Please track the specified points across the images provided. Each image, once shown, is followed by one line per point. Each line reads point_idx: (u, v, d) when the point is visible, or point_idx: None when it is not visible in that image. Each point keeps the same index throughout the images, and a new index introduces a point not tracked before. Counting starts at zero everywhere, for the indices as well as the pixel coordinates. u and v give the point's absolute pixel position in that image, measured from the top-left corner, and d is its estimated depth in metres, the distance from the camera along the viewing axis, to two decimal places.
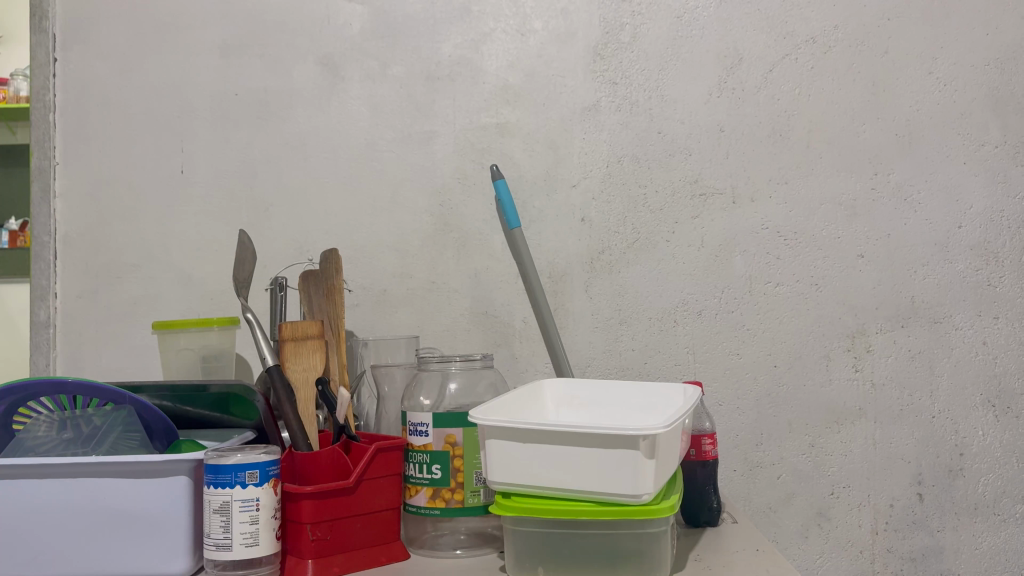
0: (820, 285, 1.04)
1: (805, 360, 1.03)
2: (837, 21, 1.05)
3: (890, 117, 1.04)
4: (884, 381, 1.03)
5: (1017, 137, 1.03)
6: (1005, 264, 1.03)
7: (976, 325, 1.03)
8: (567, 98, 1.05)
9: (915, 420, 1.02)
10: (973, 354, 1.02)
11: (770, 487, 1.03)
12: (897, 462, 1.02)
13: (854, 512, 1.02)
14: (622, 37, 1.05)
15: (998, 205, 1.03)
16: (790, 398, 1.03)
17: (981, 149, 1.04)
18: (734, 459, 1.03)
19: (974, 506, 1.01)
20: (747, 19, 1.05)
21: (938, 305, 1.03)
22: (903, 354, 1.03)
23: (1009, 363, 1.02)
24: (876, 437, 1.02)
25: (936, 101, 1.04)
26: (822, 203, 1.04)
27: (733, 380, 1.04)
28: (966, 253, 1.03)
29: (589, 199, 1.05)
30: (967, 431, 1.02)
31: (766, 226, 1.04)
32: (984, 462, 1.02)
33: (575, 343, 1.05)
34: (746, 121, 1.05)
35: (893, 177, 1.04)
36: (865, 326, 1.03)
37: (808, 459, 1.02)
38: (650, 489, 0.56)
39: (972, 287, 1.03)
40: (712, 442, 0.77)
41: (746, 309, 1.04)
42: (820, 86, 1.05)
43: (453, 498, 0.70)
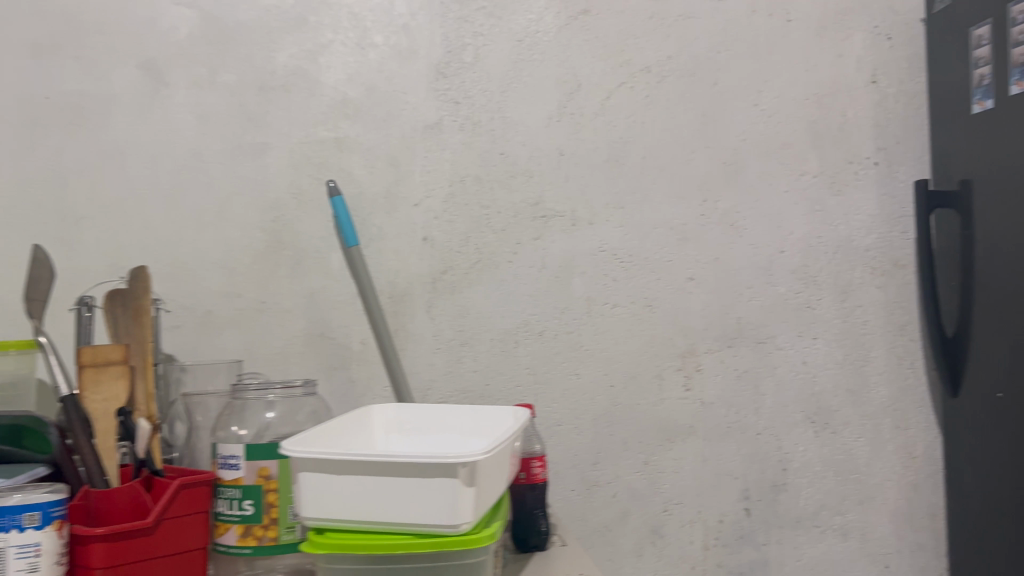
0: (653, 306, 1.06)
1: (639, 379, 1.06)
2: (671, 53, 1.08)
3: (718, 147, 1.08)
4: (713, 400, 1.06)
5: (833, 168, 1.10)
6: (822, 287, 1.09)
7: (797, 346, 1.08)
8: (408, 116, 1.03)
9: (742, 437, 1.06)
10: (794, 374, 1.08)
11: (605, 506, 1.04)
12: (726, 479, 1.06)
13: (686, 528, 1.05)
14: (464, 57, 1.04)
15: (817, 231, 1.09)
16: (625, 418, 1.05)
17: (801, 179, 1.09)
18: (572, 479, 1.04)
19: (796, 520, 1.06)
20: (587, 45, 1.07)
21: (762, 326, 1.08)
22: (730, 373, 1.07)
23: (827, 382, 1.08)
24: (706, 454, 1.06)
25: (761, 132, 1.09)
26: (655, 227, 1.07)
27: (572, 400, 1.04)
28: (788, 277, 1.08)
29: (430, 219, 1.04)
30: (789, 447, 1.07)
31: (603, 248, 1.06)
32: (805, 477, 1.07)
33: (414, 366, 1.02)
34: (584, 146, 1.06)
35: (721, 204, 1.08)
36: (694, 346, 1.07)
37: (642, 478, 1.05)
38: (468, 517, 0.54)
39: (793, 309, 1.08)
40: (541, 465, 0.77)
41: (584, 330, 1.05)
42: (654, 115, 1.08)
43: (265, 536, 0.66)
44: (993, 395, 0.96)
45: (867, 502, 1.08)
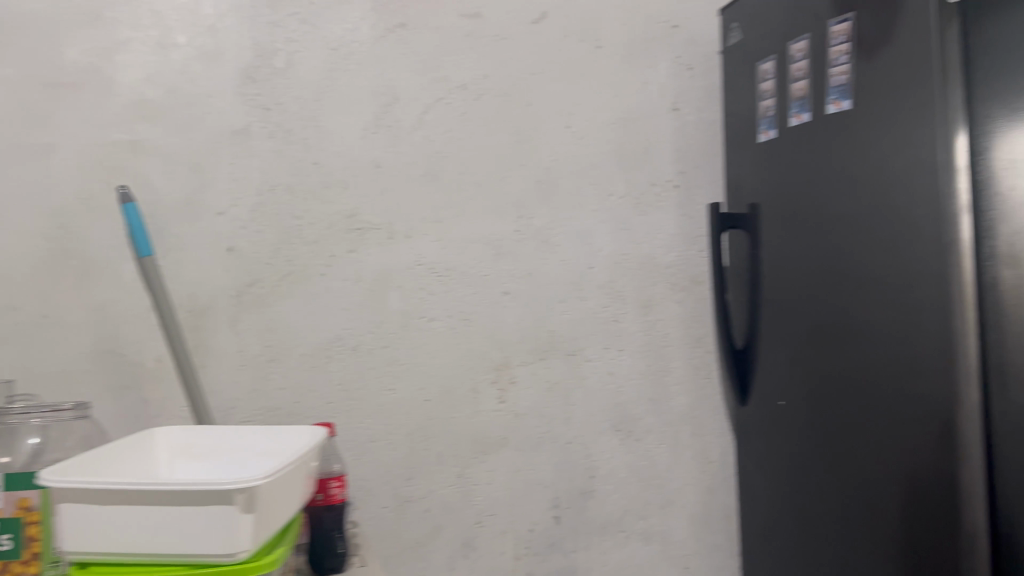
0: (469, 320, 1.07)
1: (454, 393, 1.06)
2: (486, 71, 1.10)
3: (532, 165, 1.11)
4: (525, 412, 1.09)
5: (637, 190, 1.15)
6: (627, 302, 1.14)
7: (604, 357, 1.12)
8: (213, 120, 1.00)
9: (552, 447, 1.10)
10: (601, 384, 1.12)
11: (418, 522, 1.04)
12: (536, 488, 1.08)
13: (498, 539, 1.07)
14: (276, 62, 1.02)
15: (623, 249, 1.14)
16: (439, 431, 1.05)
17: (609, 199, 1.14)
18: (385, 496, 1.03)
19: (603, 526, 1.11)
20: (403, 59, 1.06)
21: (572, 339, 1.11)
22: (541, 386, 1.10)
23: (631, 392, 1.13)
24: (518, 465, 1.08)
25: (573, 152, 1.13)
26: (472, 242, 1.08)
27: (386, 415, 1.04)
28: (596, 291, 1.13)
29: (236, 228, 1.00)
30: (596, 455, 1.11)
31: (420, 262, 1.06)
32: (610, 484, 1.12)
33: (216, 384, 0.99)
34: (401, 159, 1.06)
35: (535, 221, 1.11)
36: (508, 359, 1.08)
37: (456, 491, 1.06)
38: (247, 545, 0.55)
39: (602, 322, 1.13)
40: (339, 485, 0.77)
41: (399, 344, 1.05)
42: (470, 131, 1.09)
43: (26, 572, 0.69)
44: (775, 402, 1.04)
45: (667, 506, 1.14)
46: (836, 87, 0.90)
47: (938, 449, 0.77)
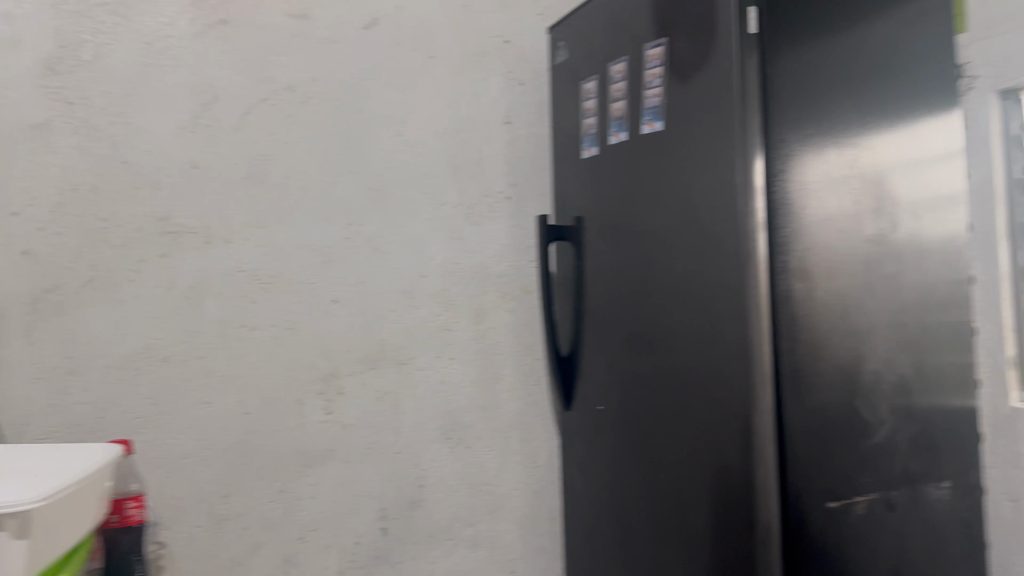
0: (294, 329, 1.05)
1: (277, 405, 1.03)
2: (314, 74, 1.08)
3: (363, 172, 1.10)
4: (353, 423, 1.07)
5: (470, 201, 1.17)
6: (458, 311, 1.15)
7: (434, 366, 1.13)
8: (7, 111, 0.93)
9: (381, 458, 1.09)
10: (432, 394, 1.13)
11: (235, 540, 1.01)
12: (362, 500, 1.07)
13: (321, 553, 1.05)
14: (81, 54, 0.96)
15: (456, 257, 1.16)
16: (259, 444, 1.02)
17: (442, 208, 1.15)
18: (198, 515, 0.99)
19: (431, 534, 1.12)
20: (224, 57, 1.03)
21: (403, 348, 1.11)
22: (370, 396, 1.08)
23: (462, 400, 1.15)
24: (344, 477, 1.06)
25: (405, 160, 1.13)
26: (298, 248, 1.05)
27: (200, 430, 1.00)
28: (429, 300, 1.13)
29: (32, 230, 0.94)
30: (425, 464, 1.12)
31: (241, 269, 1.02)
32: (439, 492, 1.12)
33: (7, 400, 0.92)
34: (222, 161, 1.02)
35: (365, 229, 1.10)
36: (336, 369, 1.07)
37: (275, 507, 1.03)
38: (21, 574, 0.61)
39: (433, 331, 1.13)
40: (136, 507, 0.83)
41: (216, 354, 1.01)
42: (296, 135, 1.06)
43: None
44: (595, 407, 1.08)
45: (496, 511, 1.17)
46: (651, 108, 0.95)
47: (739, 452, 0.82)
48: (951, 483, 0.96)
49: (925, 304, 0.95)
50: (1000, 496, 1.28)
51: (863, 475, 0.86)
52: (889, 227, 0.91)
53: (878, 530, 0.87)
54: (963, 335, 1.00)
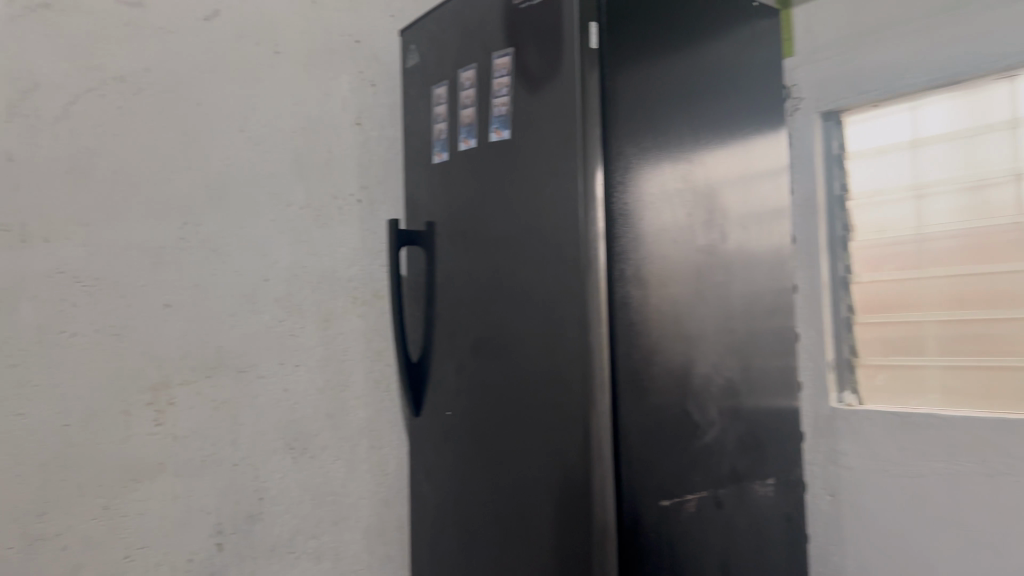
0: (121, 335, 0.97)
1: (101, 417, 0.95)
2: (148, 65, 1.01)
3: (201, 169, 1.05)
4: (185, 434, 1.01)
5: (317, 202, 1.16)
6: (305, 316, 1.14)
7: (277, 373, 1.10)
8: None
9: (217, 470, 1.04)
10: (274, 403, 1.10)
11: (51, 562, 0.90)
12: (197, 515, 1.02)
13: (150, 572, 0.97)
14: None
15: (301, 260, 1.14)
16: (80, 459, 0.93)
17: (287, 209, 1.13)
18: (8, 535, 0.88)
19: (271, 548, 1.08)
20: (46, 41, 0.93)
21: (242, 355, 1.07)
22: (206, 406, 1.03)
23: (306, 409, 1.13)
24: (177, 491, 1.00)
25: (247, 159, 1.09)
26: (126, 248, 0.98)
27: (13, 447, 0.89)
28: (271, 304, 1.10)
29: None
30: (265, 475, 1.08)
31: (62, 270, 0.93)
32: (279, 504, 1.09)
33: None
34: (41, 154, 0.92)
35: (202, 229, 1.04)
36: (168, 378, 1.01)
37: (99, 525, 0.94)
38: None
39: (276, 337, 1.11)
40: None
41: (31, 363, 0.90)
42: (128, 127, 0.99)
43: None
44: (443, 413, 1.08)
45: (340, 522, 1.16)
46: (498, 116, 0.96)
47: (577, 455, 0.83)
48: (774, 480, 1.02)
49: (752, 311, 1.01)
50: (820, 491, 1.37)
51: (694, 474, 0.90)
52: (719, 237, 0.97)
53: (708, 525, 0.91)
54: (786, 340, 1.06)
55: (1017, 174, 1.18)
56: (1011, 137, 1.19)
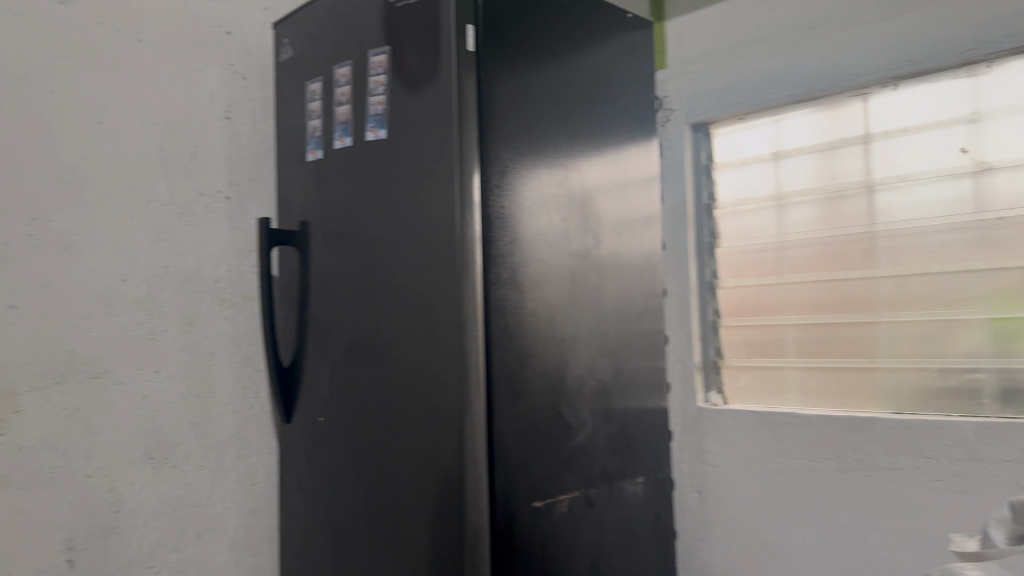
0: None
1: None
2: None
3: (53, 161, 0.98)
4: (31, 445, 0.94)
5: (182, 200, 1.11)
6: (167, 319, 1.08)
7: (135, 379, 1.04)
8: None
9: (68, 483, 0.97)
10: (132, 411, 1.04)
11: None
12: (44, 531, 0.94)
13: None
14: None
15: (164, 260, 1.08)
16: None
17: (149, 206, 1.07)
18: None
19: (129, 563, 1.02)
20: None
21: (97, 360, 1.01)
22: (55, 415, 0.96)
23: (168, 416, 1.07)
24: (22, 506, 0.93)
25: (105, 152, 1.03)
26: None
27: None
28: (129, 307, 1.04)
29: None
30: (122, 487, 1.02)
31: None
32: (137, 518, 1.03)
33: None
34: None
35: (53, 225, 0.97)
36: (13, 386, 0.93)
37: None
38: None
39: (135, 341, 1.04)
40: None
41: None
42: None
43: None
44: (315, 419, 1.05)
45: (205, 534, 1.11)
46: (374, 115, 0.94)
47: (449, 460, 0.82)
48: (644, 479, 1.05)
49: (624, 314, 1.03)
50: (688, 489, 1.42)
51: (566, 476, 0.91)
52: (593, 242, 0.98)
53: (580, 525, 0.92)
54: (656, 343, 1.10)
55: (868, 187, 1.27)
56: (862, 151, 1.27)
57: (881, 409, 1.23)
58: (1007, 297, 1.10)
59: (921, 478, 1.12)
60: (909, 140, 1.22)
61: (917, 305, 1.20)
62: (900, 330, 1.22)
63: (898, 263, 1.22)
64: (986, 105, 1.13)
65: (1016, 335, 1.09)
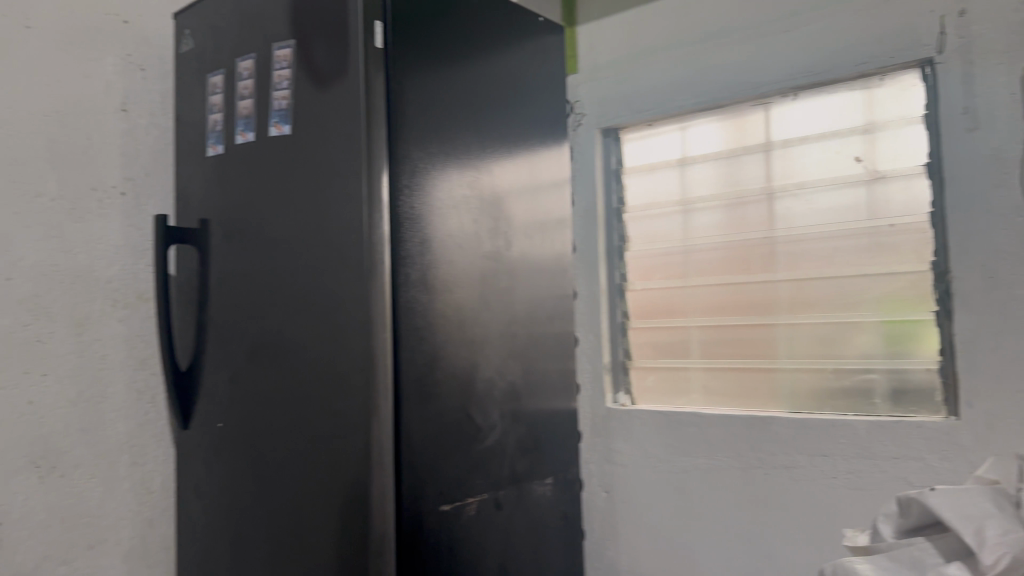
0: None
1: None
2: None
3: None
4: None
5: (72, 195, 1.05)
6: (55, 320, 1.02)
7: (20, 384, 0.98)
8: None
9: None
10: (16, 417, 0.97)
11: None
12: None
13: None
14: None
15: (52, 258, 1.02)
16: None
17: (36, 200, 1.00)
18: None
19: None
20: None
21: None
22: None
23: (56, 423, 1.01)
24: None
25: None
26: None
27: None
28: (14, 306, 0.97)
29: None
30: (5, 497, 0.95)
31: None
32: (21, 530, 0.96)
33: None
34: None
35: None
36: None
37: None
38: None
39: (20, 343, 0.98)
40: None
41: None
42: None
43: None
44: (214, 425, 1.01)
45: (96, 546, 1.05)
46: (278, 110, 0.91)
47: (354, 466, 0.80)
48: (553, 480, 1.05)
49: (534, 316, 1.03)
50: (596, 489, 1.43)
51: (475, 479, 0.90)
52: (503, 244, 0.98)
53: (487, 528, 0.92)
54: (566, 345, 1.10)
55: (769, 193, 1.31)
56: (764, 159, 1.31)
57: (780, 409, 1.27)
58: (903, 299, 1.14)
59: (817, 476, 1.16)
60: (808, 148, 1.26)
61: (815, 308, 1.24)
62: (799, 332, 1.26)
63: (797, 268, 1.27)
64: (880, 116, 1.18)
65: (907, 335, 1.14)
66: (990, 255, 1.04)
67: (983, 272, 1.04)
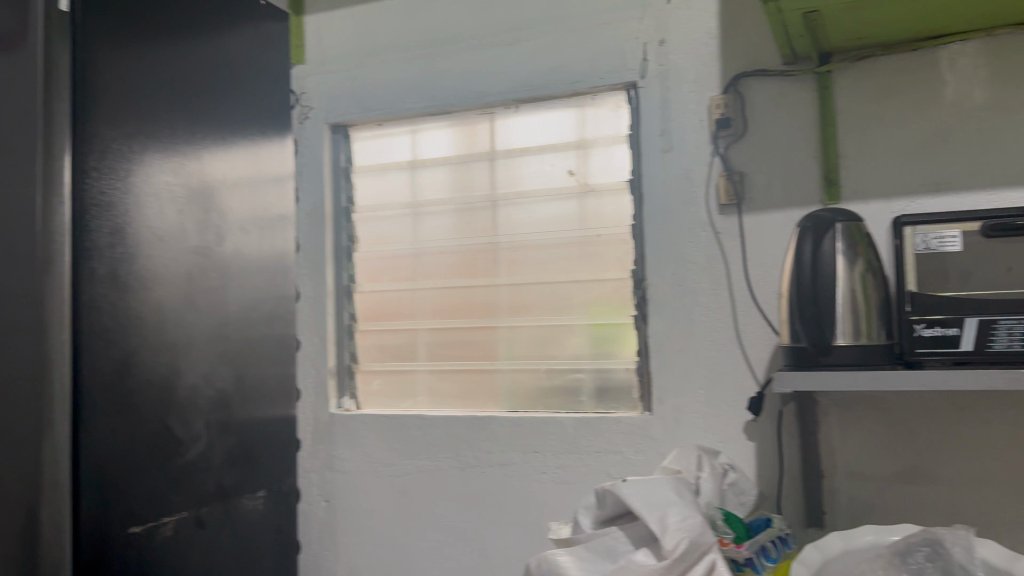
0: None
1: None
2: None
3: None
4: None
5: None
6: None
7: None
8: None
9: None
10: None
11: None
12: None
13: None
14: None
15: None
16: None
17: None
18: None
19: None
20: None
21: None
22: None
23: None
24: None
25: None
26: None
27: None
28: None
29: None
30: None
31: None
32: None
33: None
34: None
35: None
36: None
37: None
38: None
39: None
40: None
41: None
42: None
43: None
44: None
45: None
46: None
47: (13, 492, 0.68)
48: (265, 492, 0.99)
49: (248, 318, 0.97)
50: (315, 497, 1.38)
51: (172, 495, 0.82)
52: (214, 239, 0.91)
53: (185, 548, 0.84)
54: (285, 348, 1.04)
55: (493, 201, 1.34)
56: (489, 167, 1.35)
57: (499, 409, 1.31)
58: (603, 306, 1.24)
59: (530, 473, 1.22)
60: (528, 159, 1.32)
61: (532, 312, 1.30)
62: (517, 335, 1.31)
63: (516, 273, 1.32)
64: (591, 133, 1.27)
65: (610, 339, 1.24)
66: (680, 264, 1.14)
67: (675, 280, 1.15)
